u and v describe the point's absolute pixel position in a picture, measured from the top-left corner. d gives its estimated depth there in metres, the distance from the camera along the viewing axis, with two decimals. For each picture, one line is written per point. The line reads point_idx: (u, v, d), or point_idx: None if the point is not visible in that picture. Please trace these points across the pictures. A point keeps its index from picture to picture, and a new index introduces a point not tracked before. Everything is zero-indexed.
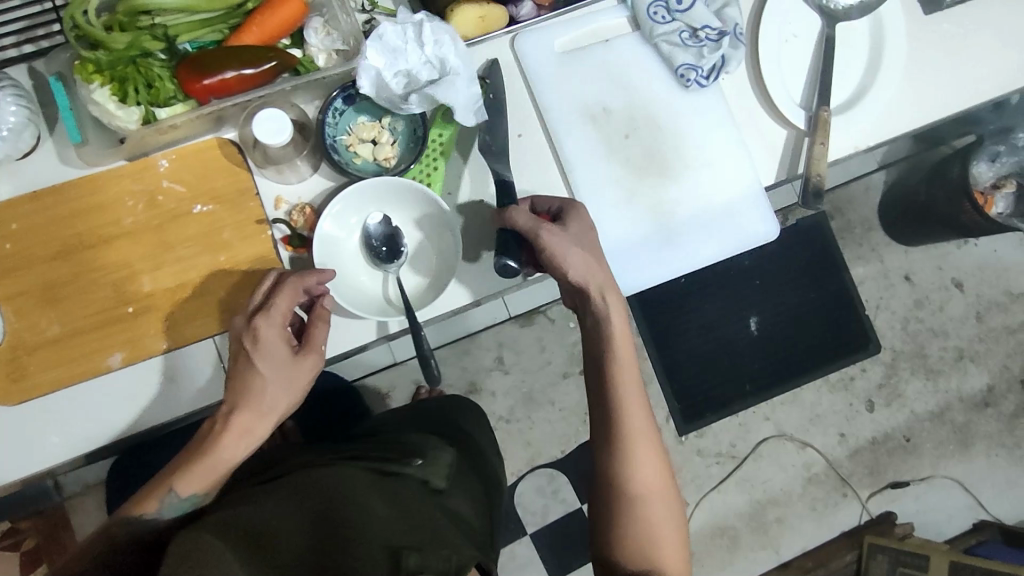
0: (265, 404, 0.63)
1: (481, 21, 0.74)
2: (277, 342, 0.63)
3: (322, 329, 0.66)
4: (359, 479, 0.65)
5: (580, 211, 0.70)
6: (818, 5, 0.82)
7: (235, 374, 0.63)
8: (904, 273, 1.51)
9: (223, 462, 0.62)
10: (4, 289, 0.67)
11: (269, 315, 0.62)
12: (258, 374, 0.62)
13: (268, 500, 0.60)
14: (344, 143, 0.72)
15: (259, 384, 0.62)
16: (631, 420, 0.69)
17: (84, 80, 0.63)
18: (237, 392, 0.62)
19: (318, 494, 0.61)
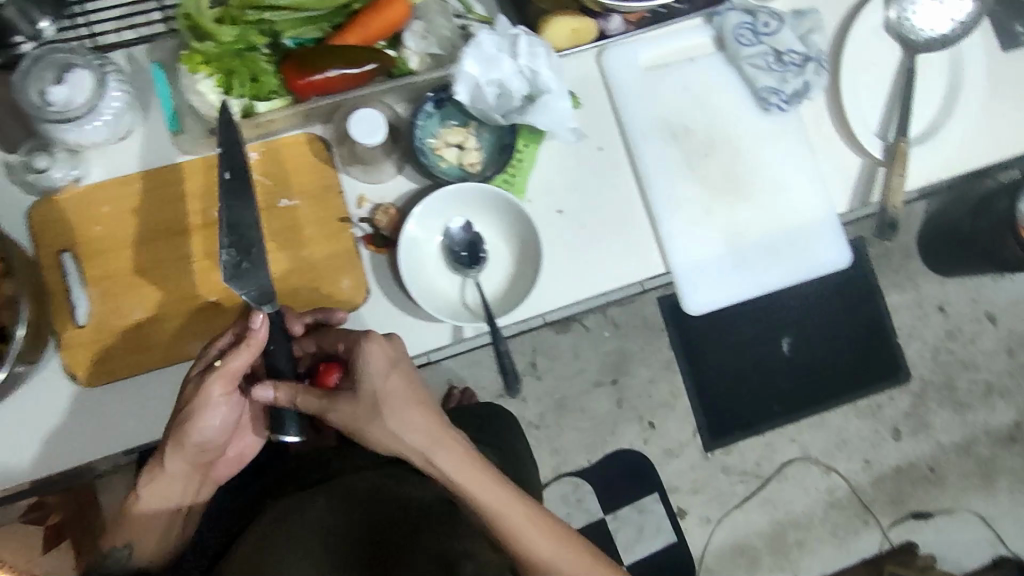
0: (178, 429, 0.62)
1: (575, 34, 0.74)
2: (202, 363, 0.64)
3: (239, 354, 0.61)
4: (404, 485, 0.66)
5: (368, 365, 0.60)
6: (898, 35, 0.82)
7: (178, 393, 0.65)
8: (939, 304, 1.50)
9: (166, 474, 0.65)
10: (91, 271, 0.67)
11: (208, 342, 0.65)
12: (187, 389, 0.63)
13: (311, 512, 0.62)
14: (431, 146, 0.72)
15: (182, 400, 0.63)
16: (453, 462, 0.61)
17: (189, 70, 0.64)
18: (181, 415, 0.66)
19: (367, 506, 0.63)
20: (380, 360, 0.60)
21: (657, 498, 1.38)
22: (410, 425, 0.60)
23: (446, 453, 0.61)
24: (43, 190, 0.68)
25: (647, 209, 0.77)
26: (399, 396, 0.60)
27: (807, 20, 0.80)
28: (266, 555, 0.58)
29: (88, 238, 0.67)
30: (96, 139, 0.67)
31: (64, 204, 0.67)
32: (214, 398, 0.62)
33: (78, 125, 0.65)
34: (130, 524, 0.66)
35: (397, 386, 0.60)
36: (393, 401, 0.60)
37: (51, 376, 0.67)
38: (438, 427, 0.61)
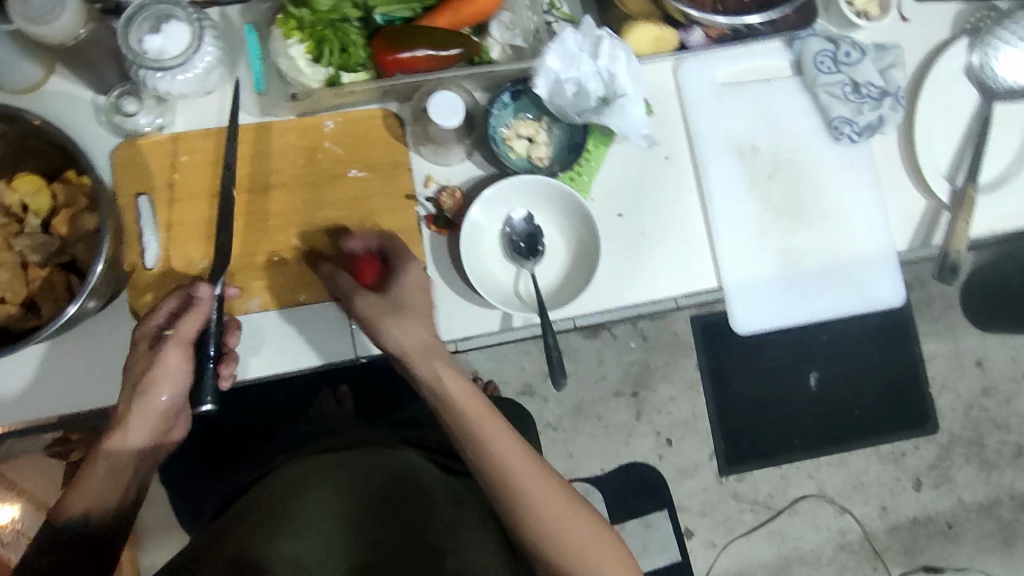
0: (137, 391, 0.61)
1: (657, 41, 0.75)
2: (148, 339, 0.62)
3: (191, 317, 0.61)
4: (418, 469, 0.69)
5: (408, 275, 0.65)
6: (978, 80, 0.82)
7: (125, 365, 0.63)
8: (977, 358, 1.47)
9: (117, 455, 0.61)
10: (164, 217, 0.70)
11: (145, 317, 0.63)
12: (136, 362, 0.62)
13: (327, 470, 0.65)
14: (502, 136, 0.73)
15: (136, 370, 0.61)
16: (457, 392, 0.63)
17: (283, 34, 0.66)
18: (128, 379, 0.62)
19: (380, 472, 0.66)
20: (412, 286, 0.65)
21: (667, 515, 1.38)
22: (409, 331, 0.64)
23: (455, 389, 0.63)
24: (128, 133, 0.70)
25: (706, 224, 0.78)
26: (415, 311, 0.64)
27: (888, 55, 0.80)
28: (283, 499, 0.61)
29: (164, 185, 0.70)
30: (184, 91, 0.69)
31: (146, 150, 0.70)
32: (175, 363, 0.61)
33: (170, 74, 0.66)
34: (81, 511, 0.58)
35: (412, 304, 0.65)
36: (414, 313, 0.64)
37: (113, 313, 0.69)
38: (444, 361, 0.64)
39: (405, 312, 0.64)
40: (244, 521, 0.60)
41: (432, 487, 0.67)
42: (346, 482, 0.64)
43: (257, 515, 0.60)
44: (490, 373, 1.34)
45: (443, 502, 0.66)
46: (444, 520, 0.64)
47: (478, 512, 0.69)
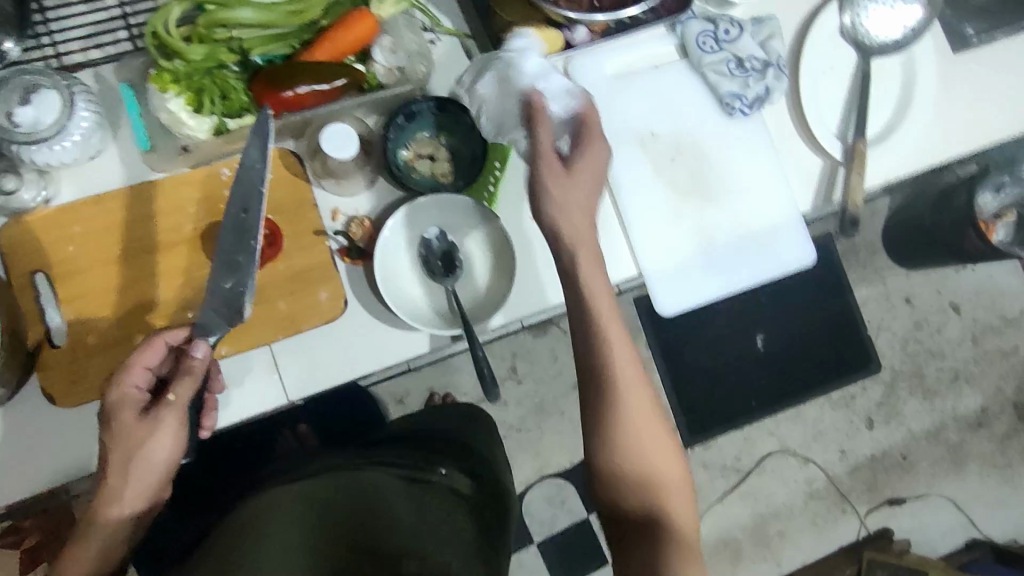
0: (127, 467, 0.59)
1: (542, 44, 0.76)
2: (132, 407, 0.60)
3: (188, 382, 0.59)
4: (385, 487, 0.68)
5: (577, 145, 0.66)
6: (853, 39, 0.85)
7: (103, 432, 0.60)
8: (905, 296, 1.55)
9: (115, 525, 0.61)
10: (66, 290, 0.67)
11: (121, 379, 0.60)
12: (121, 437, 0.59)
13: (285, 498, 0.65)
14: (403, 157, 0.73)
15: (122, 449, 0.59)
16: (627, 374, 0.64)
17: (158, 89, 0.65)
18: (115, 456, 0.59)
19: (346, 492, 0.66)
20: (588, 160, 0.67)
21: None
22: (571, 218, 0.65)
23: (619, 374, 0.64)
24: (13, 211, 0.67)
25: (617, 215, 0.79)
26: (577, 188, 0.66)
27: (766, 27, 0.82)
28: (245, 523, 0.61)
29: (62, 258, 0.67)
30: (64, 160, 0.66)
31: (35, 225, 0.67)
32: (169, 433, 0.60)
33: (46, 145, 0.64)
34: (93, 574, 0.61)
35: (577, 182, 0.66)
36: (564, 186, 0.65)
37: (32, 398, 0.67)
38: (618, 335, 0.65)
39: (574, 173, 0.66)
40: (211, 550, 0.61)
41: (399, 498, 0.66)
42: (306, 506, 0.63)
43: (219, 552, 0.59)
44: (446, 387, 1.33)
45: (410, 511, 0.65)
46: (410, 527, 0.62)
47: (443, 519, 0.67)
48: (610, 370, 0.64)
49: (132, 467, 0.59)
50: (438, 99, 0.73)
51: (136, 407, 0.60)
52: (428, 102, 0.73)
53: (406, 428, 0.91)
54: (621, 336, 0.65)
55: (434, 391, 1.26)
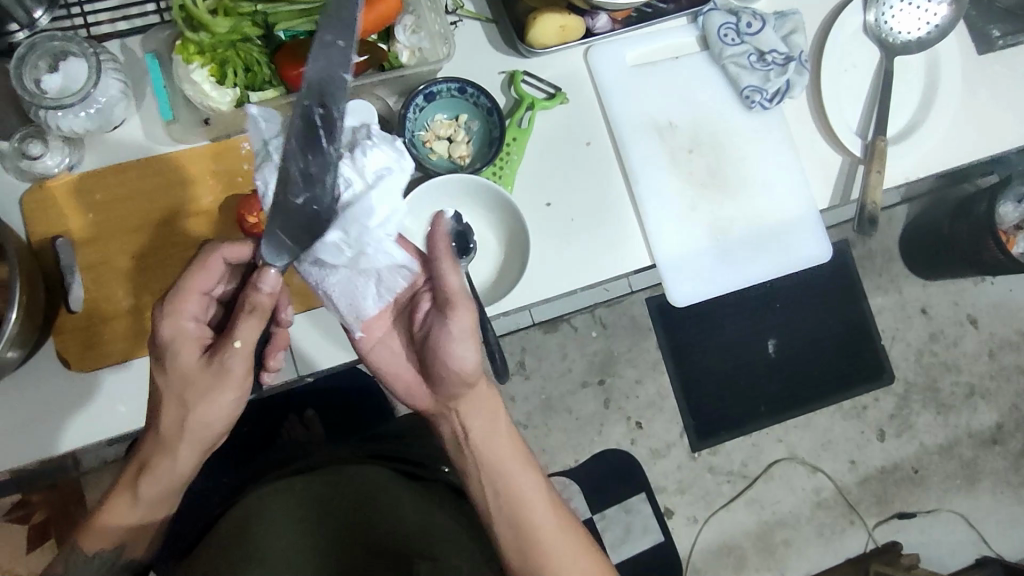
0: (187, 408, 0.59)
1: (563, 31, 0.74)
2: (191, 340, 0.59)
3: (249, 324, 0.57)
4: (380, 477, 0.74)
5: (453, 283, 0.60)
6: (878, 37, 0.85)
7: (158, 361, 0.59)
8: (921, 306, 1.53)
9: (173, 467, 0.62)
10: (85, 257, 0.68)
11: (176, 306, 0.58)
12: (182, 372, 0.58)
13: (285, 500, 0.72)
14: (421, 138, 0.75)
15: (182, 386, 0.59)
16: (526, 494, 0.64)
17: (183, 60, 0.66)
18: (174, 393, 0.59)
19: (344, 491, 0.73)
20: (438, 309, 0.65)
21: (646, 498, 1.39)
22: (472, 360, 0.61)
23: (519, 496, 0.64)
24: (35, 176, 0.68)
25: (633, 203, 0.79)
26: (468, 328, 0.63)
27: (789, 21, 0.82)
28: (250, 520, 0.70)
29: (82, 225, 0.68)
30: (88, 128, 0.67)
31: (58, 191, 0.68)
32: (236, 374, 0.59)
33: (72, 112, 0.65)
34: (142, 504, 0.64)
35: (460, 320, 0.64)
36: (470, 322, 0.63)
37: (45, 363, 0.67)
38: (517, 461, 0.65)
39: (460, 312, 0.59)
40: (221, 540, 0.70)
41: (396, 495, 0.72)
42: (310, 508, 0.71)
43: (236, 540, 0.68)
44: None
45: (409, 507, 0.71)
46: (408, 527, 0.69)
47: (440, 510, 0.72)
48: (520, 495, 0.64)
49: (194, 402, 0.59)
50: (459, 82, 0.73)
51: (197, 336, 0.59)
52: (449, 83, 0.73)
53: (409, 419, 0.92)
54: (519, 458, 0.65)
55: None
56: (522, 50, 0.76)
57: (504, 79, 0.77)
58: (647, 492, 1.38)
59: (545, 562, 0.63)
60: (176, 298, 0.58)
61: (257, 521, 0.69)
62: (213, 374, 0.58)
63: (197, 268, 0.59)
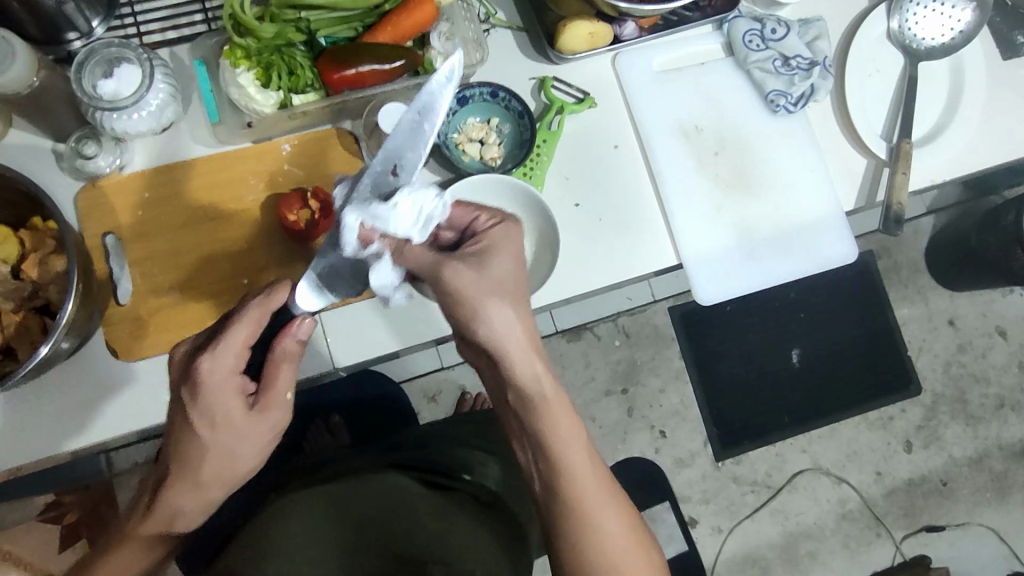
0: (232, 455, 0.59)
1: (592, 37, 0.77)
2: (237, 394, 0.57)
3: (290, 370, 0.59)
4: (405, 486, 0.71)
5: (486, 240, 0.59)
6: (902, 44, 0.86)
7: (196, 417, 0.57)
8: (948, 317, 1.51)
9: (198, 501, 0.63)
10: (133, 253, 0.71)
11: (223, 365, 0.55)
12: (225, 423, 0.58)
13: (308, 507, 0.67)
14: (455, 140, 0.77)
15: (227, 437, 0.58)
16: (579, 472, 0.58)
17: (231, 64, 0.69)
18: (218, 445, 0.59)
19: (367, 495, 0.68)
20: (506, 242, 0.59)
21: (668, 507, 1.38)
22: (494, 321, 0.56)
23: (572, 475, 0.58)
24: (88, 176, 0.71)
25: (659, 204, 0.81)
26: (497, 280, 0.57)
27: (813, 28, 0.83)
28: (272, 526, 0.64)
29: (130, 222, 0.72)
30: (140, 130, 0.70)
31: (110, 190, 0.72)
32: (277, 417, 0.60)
33: (125, 114, 0.68)
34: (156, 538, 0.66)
35: (499, 270, 0.57)
36: (480, 278, 0.56)
37: (91, 354, 0.70)
38: (570, 429, 0.58)
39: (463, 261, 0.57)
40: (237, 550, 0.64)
41: (418, 505, 0.68)
42: (329, 507, 0.67)
43: (251, 539, 0.63)
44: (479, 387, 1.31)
45: (431, 518, 0.67)
46: (431, 535, 0.64)
47: (467, 522, 0.69)
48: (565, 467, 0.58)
49: (238, 452, 0.60)
50: (491, 86, 0.76)
51: (238, 388, 0.57)
52: (482, 87, 0.76)
53: (431, 430, 0.93)
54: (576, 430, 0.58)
55: (466, 390, 1.29)
56: (552, 56, 0.78)
57: (535, 84, 0.80)
58: (670, 500, 1.38)
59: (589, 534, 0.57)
60: (218, 358, 0.55)
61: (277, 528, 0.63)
62: (258, 421, 0.59)
63: (239, 324, 0.55)
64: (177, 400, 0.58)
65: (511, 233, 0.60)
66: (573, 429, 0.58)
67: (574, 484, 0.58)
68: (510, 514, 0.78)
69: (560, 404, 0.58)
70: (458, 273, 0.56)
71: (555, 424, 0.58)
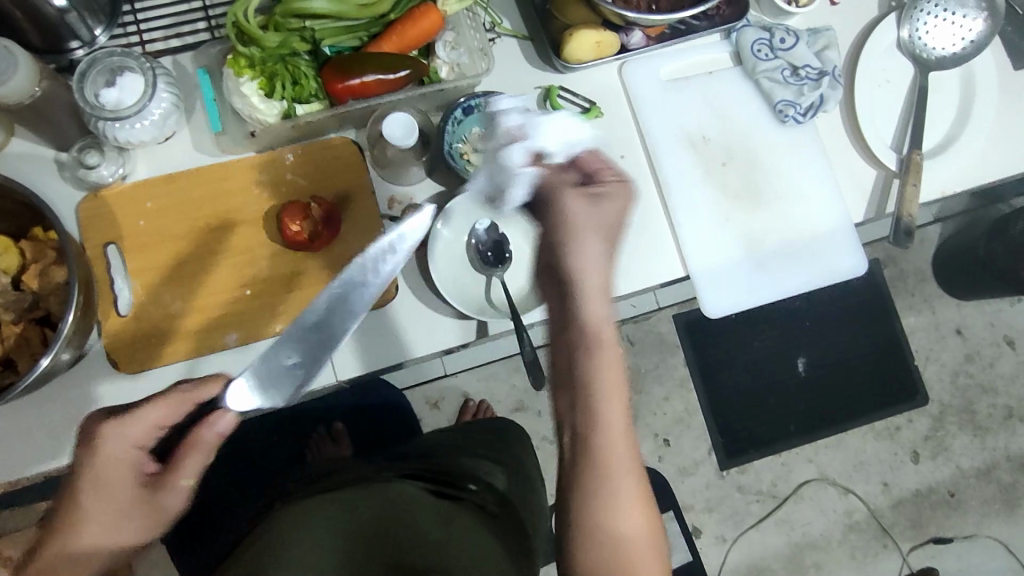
0: (107, 542, 0.54)
1: (599, 46, 0.76)
2: (134, 472, 0.55)
3: (196, 459, 0.57)
4: (411, 497, 0.69)
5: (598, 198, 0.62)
6: (911, 53, 0.85)
7: (84, 487, 0.54)
8: (956, 327, 1.50)
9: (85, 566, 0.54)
10: (135, 263, 0.71)
11: (129, 434, 0.55)
12: (112, 504, 0.54)
13: (313, 511, 0.65)
14: (458, 151, 0.74)
15: (104, 517, 0.54)
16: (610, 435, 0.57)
17: (234, 73, 0.68)
18: (95, 524, 0.54)
19: (377, 504, 0.67)
20: (612, 195, 0.62)
21: (672, 516, 1.37)
22: (588, 258, 0.60)
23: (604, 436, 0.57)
24: (90, 186, 0.71)
25: (667, 215, 0.80)
26: (599, 222, 0.61)
27: (822, 37, 0.82)
28: (278, 527, 0.62)
29: (132, 232, 0.71)
30: (142, 139, 0.70)
31: (111, 198, 0.71)
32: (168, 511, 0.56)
33: (128, 123, 0.68)
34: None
35: (604, 213, 0.61)
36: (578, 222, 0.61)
37: (92, 364, 0.69)
38: (611, 386, 0.57)
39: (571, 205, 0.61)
40: (237, 556, 0.62)
41: (425, 516, 0.67)
42: (340, 509, 0.65)
43: (258, 539, 0.62)
44: (481, 395, 1.30)
45: (435, 527, 0.65)
46: (435, 544, 0.63)
47: (469, 532, 0.68)
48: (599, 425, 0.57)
49: (115, 537, 0.54)
50: (496, 96, 0.75)
51: (136, 468, 0.55)
52: (487, 97, 0.73)
53: (436, 440, 0.92)
54: (616, 384, 0.58)
55: (468, 398, 1.28)
56: (558, 66, 0.78)
57: (541, 94, 0.78)
58: (674, 509, 1.37)
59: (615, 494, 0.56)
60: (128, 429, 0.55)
61: (287, 524, 0.61)
62: (142, 511, 0.55)
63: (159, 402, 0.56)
64: (70, 473, 0.56)
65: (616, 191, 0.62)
66: (614, 386, 0.57)
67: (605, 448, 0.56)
68: (518, 524, 0.77)
69: (609, 357, 0.58)
70: (573, 211, 0.61)
71: (600, 374, 0.57)
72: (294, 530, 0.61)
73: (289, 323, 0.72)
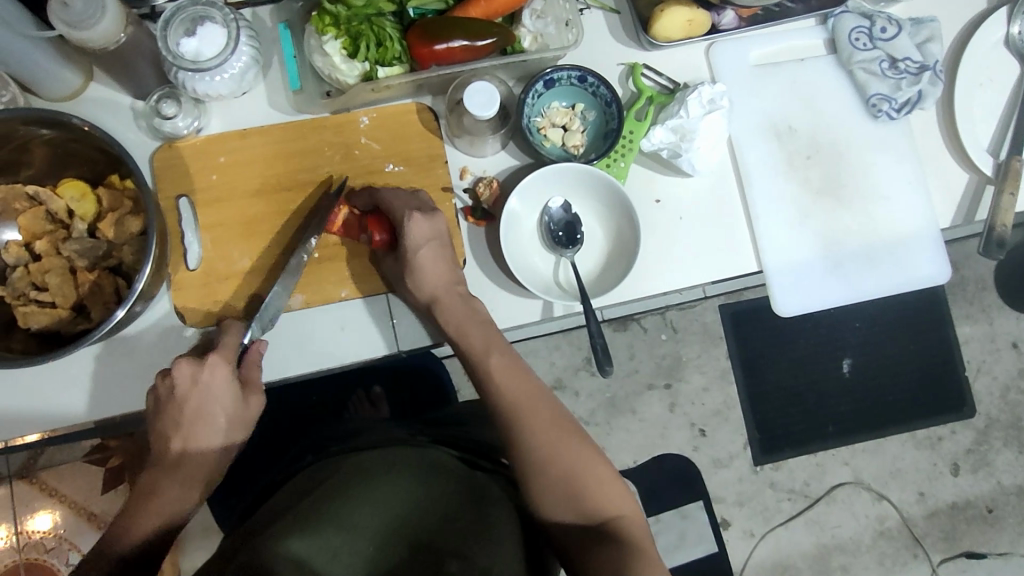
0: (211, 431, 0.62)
1: (690, 24, 0.73)
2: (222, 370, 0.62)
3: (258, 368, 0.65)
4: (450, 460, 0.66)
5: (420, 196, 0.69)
6: (1019, 52, 0.80)
7: (189, 394, 0.61)
8: (1012, 340, 1.44)
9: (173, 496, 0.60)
10: (205, 218, 0.70)
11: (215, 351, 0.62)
12: (209, 396, 0.61)
13: (358, 469, 0.62)
14: (536, 125, 0.74)
15: (209, 407, 0.61)
16: (550, 435, 0.63)
17: (318, 31, 0.66)
18: (196, 415, 0.61)
19: (404, 475, 0.61)
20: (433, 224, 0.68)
21: (702, 506, 1.35)
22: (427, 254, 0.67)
23: (528, 415, 0.63)
24: (165, 136, 0.70)
25: (744, 207, 0.77)
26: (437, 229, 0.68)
27: (926, 28, 0.78)
28: (325, 488, 0.60)
29: (204, 185, 0.70)
30: (221, 92, 0.69)
31: (185, 151, 0.70)
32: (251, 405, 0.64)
33: (206, 76, 0.67)
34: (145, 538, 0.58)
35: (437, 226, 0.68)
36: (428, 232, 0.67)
37: (156, 315, 0.69)
38: (527, 385, 0.65)
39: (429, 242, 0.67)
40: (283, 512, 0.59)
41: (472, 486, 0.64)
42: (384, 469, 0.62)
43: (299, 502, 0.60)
44: None
45: (477, 495, 0.63)
46: (477, 511, 0.60)
47: (509, 505, 0.64)
48: (516, 401, 0.64)
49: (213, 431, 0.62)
50: (580, 70, 0.72)
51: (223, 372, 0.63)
52: (570, 71, 0.72)
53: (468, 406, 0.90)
54: (506, 361, 0.66)
55: None
56: (645, 42, 0.75)
57: (623, 70, 0.76)
58: (705, 499, 1.35)
59: (563, 476, 0.61)
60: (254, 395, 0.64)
61: (331, 488, 0.59)
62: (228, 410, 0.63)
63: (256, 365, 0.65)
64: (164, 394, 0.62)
65: (439, 226, 0.68)
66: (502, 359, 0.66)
67: (530, 422, 0.63)
68: None
69: (501, 349, 0.66)
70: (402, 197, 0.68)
71: (495, 372, 0.65)
72: (338, 491, 0.59)
73: (357, 292, 0.71)
